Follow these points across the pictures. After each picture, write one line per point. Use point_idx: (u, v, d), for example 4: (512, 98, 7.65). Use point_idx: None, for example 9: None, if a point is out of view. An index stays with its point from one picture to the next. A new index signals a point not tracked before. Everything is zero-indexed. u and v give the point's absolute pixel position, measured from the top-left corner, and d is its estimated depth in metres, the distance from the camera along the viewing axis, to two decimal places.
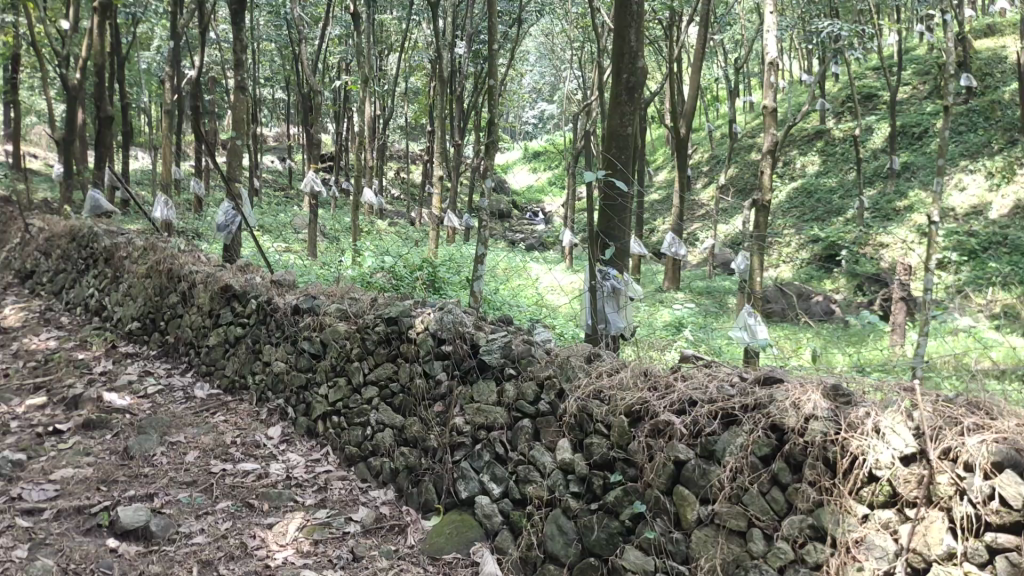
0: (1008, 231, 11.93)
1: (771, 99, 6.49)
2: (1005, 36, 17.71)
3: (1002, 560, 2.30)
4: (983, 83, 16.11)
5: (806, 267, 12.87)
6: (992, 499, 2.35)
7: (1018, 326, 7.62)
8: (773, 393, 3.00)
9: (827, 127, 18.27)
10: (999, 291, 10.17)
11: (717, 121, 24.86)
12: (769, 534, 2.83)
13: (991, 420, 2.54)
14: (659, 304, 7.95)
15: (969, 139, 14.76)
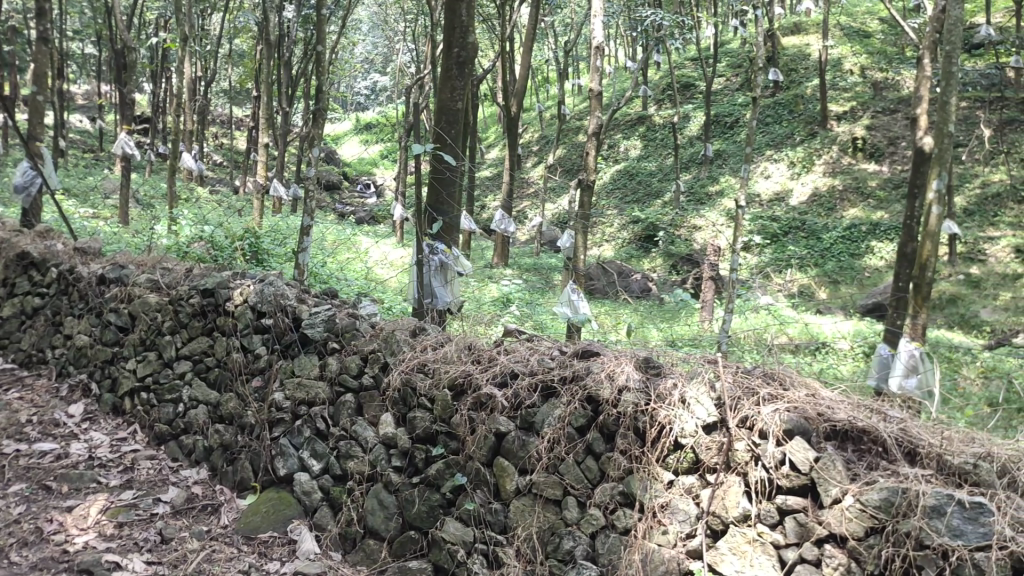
0: (806, 217, 12.92)
1: (597, 82, 6.66)
2: (808, 35, 19.04)
3: (791, 521, 2.51)
4: (788, 78, 17.30)
5: (627, 246, 13.42)
6: (783, 464, 2.56)
7: (811, 305, 8.31)
8: (590, 366, 3.11)
9: (649, 113, 19.05)
10: (796, 272, 11.01)
11: (547, 102, 25.35)
12: (582, 502, 2.94)
13: (782, 391, 2.80)
14: (487, 280, 8.05)
15: (775, 130, 15.84)
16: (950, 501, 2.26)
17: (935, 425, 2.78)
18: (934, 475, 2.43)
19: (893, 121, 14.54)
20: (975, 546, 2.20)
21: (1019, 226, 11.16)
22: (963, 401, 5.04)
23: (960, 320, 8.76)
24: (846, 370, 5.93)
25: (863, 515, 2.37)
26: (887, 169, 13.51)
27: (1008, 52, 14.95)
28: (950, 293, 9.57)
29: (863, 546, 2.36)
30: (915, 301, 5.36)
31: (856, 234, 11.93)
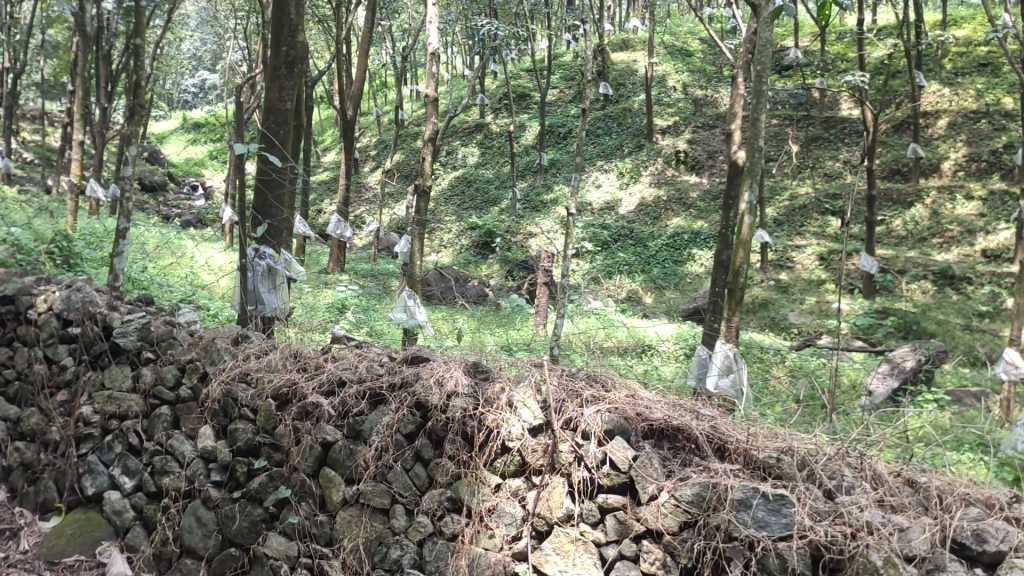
0: (634, 225, 13.41)
1: (433, 87, 6.64)
2: (636, 51, 19.86)
3: (611, 519, 2.59)
4: (618, 92, 17.94)
5: (465, 253, 13.47)
6: (604, 463, 2.64)
7: (640, 309, 8.64)
8: (419, 372, 3.09)
9: (486, 121, 19.23)
10: (625, 278, 11.40)
11: (385, 106, 25.15)
12: (410, 509, 2.91)
13: (604, 393, 2.91)
14: (322, 286, 7.86)
15: (605, 141, 16.39)
16: (755, 494, 2.39)
17: (744, 423, 2.96)
18: (741, 470, 2.57)
19: (712, 136, 15.47)
20: (778, 537, 2.32)
21: (822, 236, 12.09)
22: (774, 400, 5.36)
23: (771, 323, 9.36)
24: (669, 372, 6.18)
25: (677, 510, 2.48)
26: (707, 181, 14.29)
27: (812, 74, 16.19)
28: (763, 298, 10.20)
29: (678, 541, 2.47)
30: (730, 304, 5.59)
31: (679, 243, 12.54)
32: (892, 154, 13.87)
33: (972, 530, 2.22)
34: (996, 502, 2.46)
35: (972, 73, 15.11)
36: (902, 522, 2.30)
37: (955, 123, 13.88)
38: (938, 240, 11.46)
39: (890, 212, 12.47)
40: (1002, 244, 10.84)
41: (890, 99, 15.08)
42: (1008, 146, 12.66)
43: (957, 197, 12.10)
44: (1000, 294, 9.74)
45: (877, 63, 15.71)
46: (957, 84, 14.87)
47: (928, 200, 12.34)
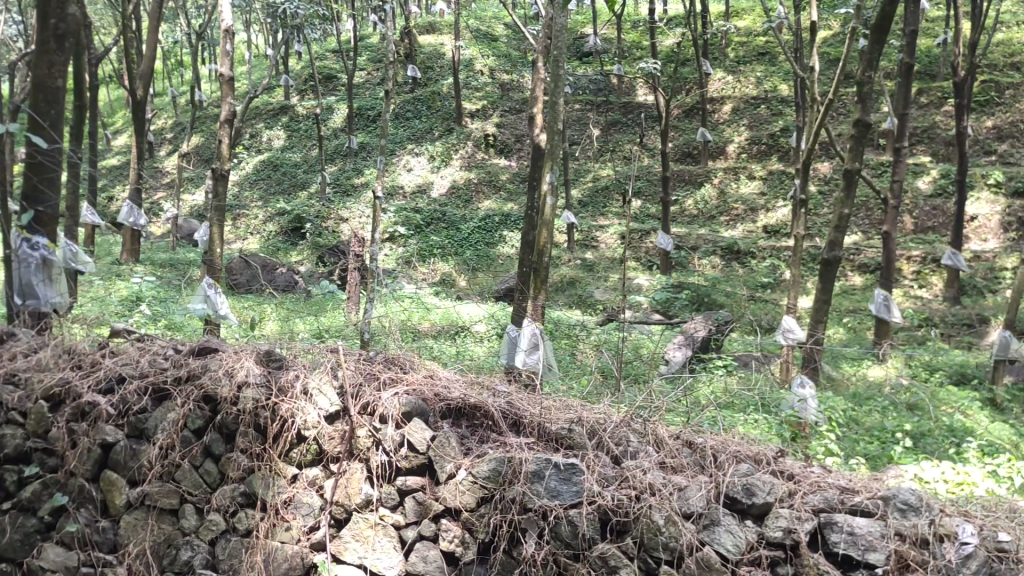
0: (445, 208, 13.43)
1: (228, 66, 6.28)
2: (443, 34, 19.80)
3: (410, 501, 2.59)
4: (426, 75, 17.82)
5: (272, 239, 12.99)
6: (402, 446, 2.64)
7: (453, 294, 8.66)
8: (207, 364, 2.93)
9: (291, 103, 18.53)
10: (438, 262, 11.41)
11: (182, 87, 23.75)
12: (201, 508, 2.78)
13: (401, 375, 2.91)
14: (116, 279, 7.29)
15: (414, 124, 16.18)
16: (548, 465, 2.47)
17: (538, 397, 3.04)
18: (536, 442, 2.65)
19: (518, 121, 15.95)
20: (569, 504, 2.40)
21: (624, 216, 12.67)
22: (580, 374, 5.54)
23: (579, 300, 9.67)
24: (481, 352, 6.26)
25: (474, 487, 2.51)
26: (516, 164, 15.01)
27: (611, 61, 16.82)
28: (570, 276, 10.51)
29: (475, 517, 2.50)
30: (535, 282, 5.64)
31: (490, 225, 12.72)
32: (684, 138, 14.69)
33: (742, 485, 2.38)
34: (764, 457, 2.66)
35: (753, 62, 16.25)
36: (681, 482, 2.44)
37: (738, 108, 14.92)
38: (725, 219, 12.28)
39: (683, 192, 13.23)
40: (780, 221, 11.79)
41: (682, 85, 15.97)
42: (784, 130, 13.78)
43: (741, 177, 13.01)
44: (779, 267, 10.62)
45: (668, 50, 16.57)
46: (740, 72, 15.95)
47: (716, 180, 13.19)
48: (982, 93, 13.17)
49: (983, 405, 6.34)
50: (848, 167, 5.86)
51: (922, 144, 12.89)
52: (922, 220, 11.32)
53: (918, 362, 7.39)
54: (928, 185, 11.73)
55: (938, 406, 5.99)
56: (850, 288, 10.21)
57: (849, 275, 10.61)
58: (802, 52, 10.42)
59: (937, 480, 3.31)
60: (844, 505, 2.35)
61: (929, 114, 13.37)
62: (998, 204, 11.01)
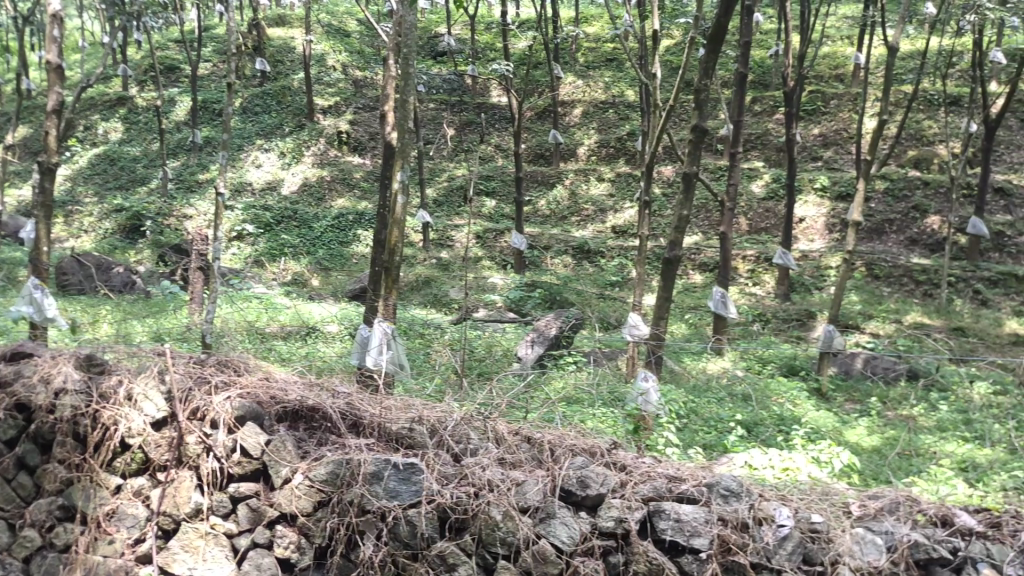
0: (296, 206, 13.07)
1: (55, 53, 5.84)
2: (293, 28, 19.29)
3: (243, 507, 2.50)
4: (275, 69, 17.29)
5: (109, 237, 12.25)
6: (234, 451, 2.55)
7: (303, 295, 8.45)
8: (21, 369, 2.72)
9: (130, 94, 17.54)
10: (289, 261, 11.09)
11: (6, 74, 22.00)
12: (13, 524, 2.59)
13: (235, 378, 2.81)
14: None
15: (263, 119, 15.67)
16: (387, 466, 2.45)
17: (378, 397, 3.01)
18: (374, 444, 2.63)
19: (371, 119, 15.75)
20: (408, 504, 2.40)
21: (478, 216, 12.76)
22: (433, 372, 5.50)
23: (433, 298, 9.63)
24: (332, 353, 6.13)
25: (311, 491, 2.47)
26: (370, 162, 14.77)
27: (464, 61, 16.89)
28: (424, 275, 10.46)
29: (312, 521, 2.46)
30: (386, 283, 5.43)
31: (344, 224, 12.49)
32: (536, 139, 14.91)
33: (576, 477, 2.43)
34: (599, 450, 2.73)
35: (601, 67, 16.73)
36: (519, 477, 2.48)
37: (588, 112, 15.31)
38: (576, 219, 12.58)
39: (536, 192, 13.40)
40: (627, 221, 12.22)
41: (534, 88, 16.25)
42: (631, 134, 14.26)
43: (591, 179, 13.35)
44: (626, 266, 10.99)
45: (520, 53, 16.80)
46: (589, 77, 16.36)
47: (567, 181, 13.46)
48: (810, 102, 14.08)
49: (810, 395, 6.78)
50: (687, 170, 6.11)
51: (756, 149, 13.65)
52: (756, 222, 11.99)
53: (753, 355, 7.82)
54: (762, 188, 12.44)
55: (770, 396, 6.37)
56: (691, 286, 10.67)
57: (690, 273, 11.09)
58: (646, 59, 10.78)
59: (766, 466, 3.49)
60: (672, 493, 2.45)
61: (763, 121, 14.17)
62: (823, 207, 11.82)
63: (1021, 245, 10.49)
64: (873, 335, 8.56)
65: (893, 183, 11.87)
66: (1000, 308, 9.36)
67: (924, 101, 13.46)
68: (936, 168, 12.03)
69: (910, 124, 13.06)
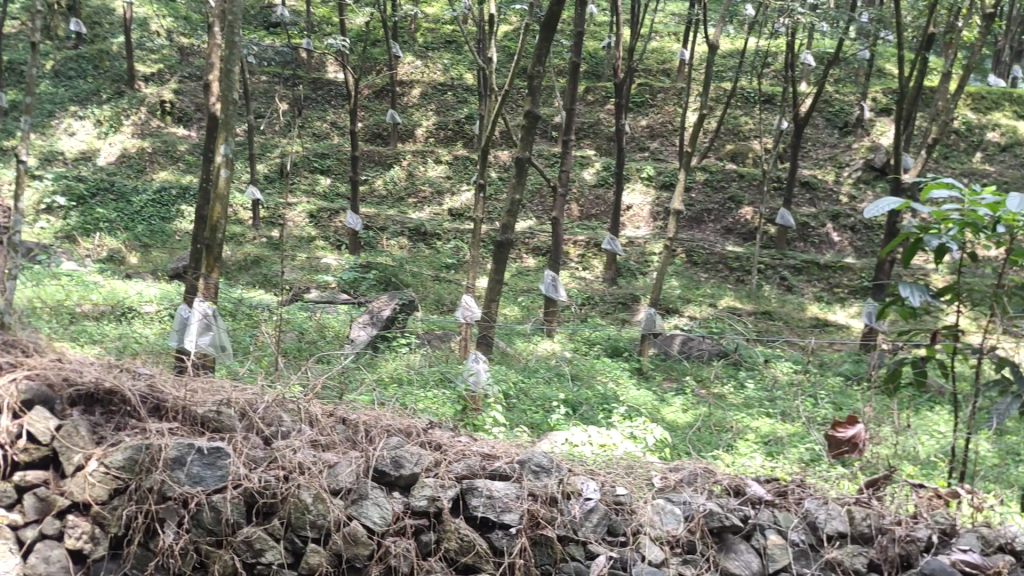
0: (113, 178, 12.23)
1: None
2: None
3: (29, 497, 2.35)
4: (92, 31, 16.07)
5: None
6: (21, 437, 2.38)
7: (121, 273, 7.95)
8: None
9: None
10: (105, 236, 10.37)
11: None
12: None
13: (24, 359, 2.63)
14: None
15: (77, 83, 14.55)
16: (190, 451, 2.35)
17: (184, 378, 2.89)
18: (178, 427, 2.52)
19: (199, 89, 14.96)
20: (213, 489, 2.31)
21: (312, 195, 12.42)
22: (259, 353, 5.28)
23: (262, 278, 9.29)
24: (150, 335, 5.79)
25: (107, 478, 2.34)
26: (196, 135, 14.04)
27: (299, 35, 16.34)
28: (253, 253, 10.06)
29: (107, 510, 2.33)
30: (206, 261, 4.93)
31: (166, 199, 11.82)
32: (373, 118, 14.64)
33: (390, 457, 2.42)
34: (414, 429, 2.73)
35: (440, 49, 16.66)
36: (331, 459, 2.45)
37: (426, 93, 15.21)
38: (413, 200, 12.50)
39: (372, 172, 13.16)
40: (464, 204, 12.32)
41: (371, 66, 15.97)
42: (469, 118, 14.33)
43: (428, 161, 13.30)
44: (461, 248, 11.05)
45: (357, 29, 16.43)
46: (428, 58, 16.24)
47: (404, 162, 13.31)
48: (638, 95, 14.63)
49: (632, 374, 7.08)
50: (521, 155, 6.19)
51: (588, 138, 14.04)
52: (586, 208, 12.35)
53: (581, 337, 8.07)
54: (593, 176, 12.82)
55: (595, 376, 6.61)
56: (524, 269, 10.85)
57: (523, 256, 11.27)
58: (484, 42, 10.79)
59: (584, 443, 3.59)
60: (485, 470, 2.50)
61: (594, 110, 14.58)
62: (648, 196, 12.32)
63: (822, 236, 11.38)
64: (692, 318, 9.02)
65: (712, 175, 12.54)
66: (803, 294, 10.11)
67: (741, 98, 14.30)
68: (751, 163, 12.82)
69: (728, 120, 13.84)
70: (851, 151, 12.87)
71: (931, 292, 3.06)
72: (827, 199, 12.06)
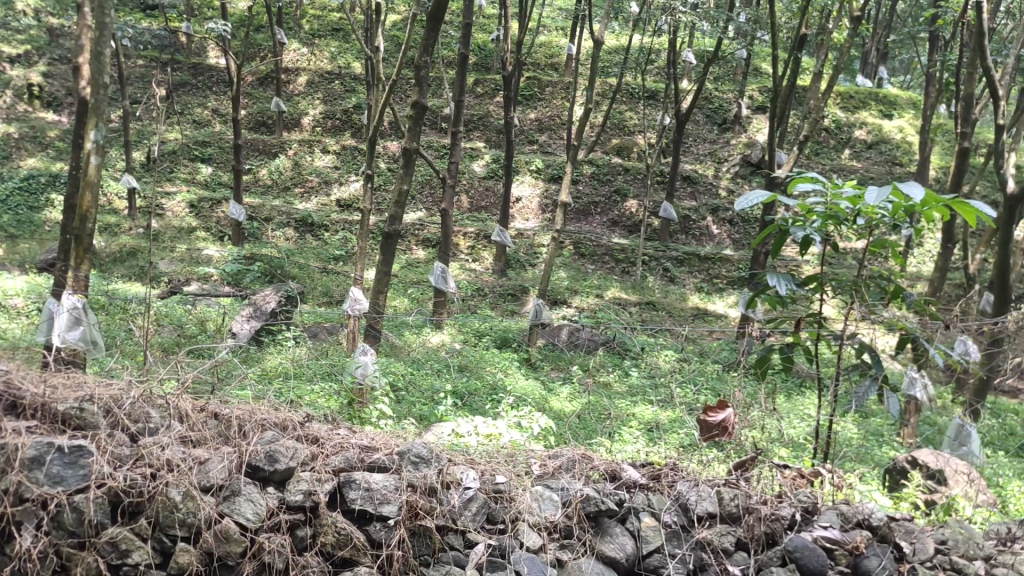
0: None
1: None
2: None
3: None
4: None
5: None
6: None
7: None
8: None
9: None
10: None
11: None
12: None
13: None
14: None
15: None
16: (49, 449, 2.22)
17: (43, 374, 2.74)
18: (38, 425, 2.38)
19: (69, 72, 14.22)
20: (75, 489, 2.20)
21: (193, 184, 11.98)
22: (134, 349, 5.05)
23: (139, 270, 8.90)
24: (16, 330, 5.46)
25: None
26: (67, 120, 13.33)
27: (178, 18, 15.73)
28: (129, 245, 9.63)
29: None
30: (76, 252, 4.60)
31: (34, 186, 11.18)
32: (257, 106, 14.24)
33: (265, 452, 2.37)
34: (290, 423, 2.68)
35: (326, 37, 16.34)
36: (202, 455, 2.37)
37: (313, 82, 14.91)
38: (299, 190, 12.24)
39: (256, 161, 12.77)
40: (352, 195, 12.14)
41: (254, 52, 15.52)
42: (356, 108, 14.12)
43: (315, 150, 13.03)
44: (349, 239, 10.89)
45: (240, 14, 15.94)
46: (314, 45, 15.91)
47: (290, 151, 13.01)
48: (527, 88, 14.74)
49: (520, 365, 7.14)
50: (408, 146, 6.13)
51: (477, 130, 14.05)
52: (476, 200, 12.37)
53: (471, 329, 8.09)
54: (482, 168, 12.85)
55: (484, 366, 6.65)
56: (414, 260, 10.77)
57: (413, 248, 11.20)
58: (372, 30, 10.62)
59: (470, 433, 3.60)
60: (364, 463, 2.49)
61: (484, 103, 14.61)
62: (537, 188, 12.45)
63: (703, 229, 11.76)
64: (579, 308, 9.16)
65: (598, 168, 12.77)
66: (684, 285, 10.43)
67: (626, 93, 14.60)
68: (635, 157, 13.12)
69: (613, 114, 14.11)
70: (729, 146, 13.35)
71: (796, 282, 3.20)
72: (707, 193, 12.48)
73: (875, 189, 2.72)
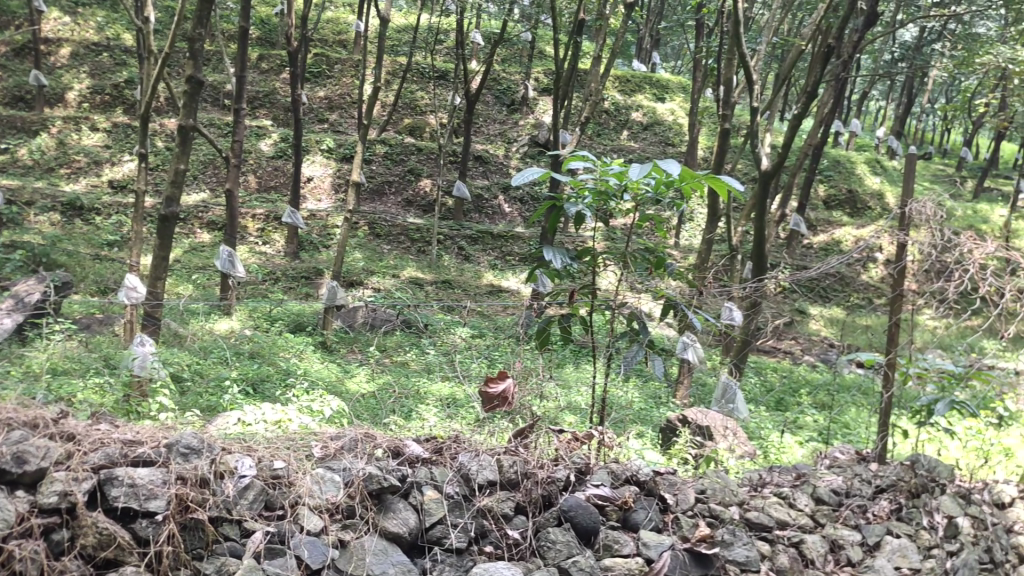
0: None
1: None
2: None
3: None
4: None
5: None
6: None
7: None
8: None
9: None
10: None
11: None
12: None
13: None
14: None
15: None
16: None
17: None
18: None
19: None
20: None
21: None
22: None
23: None
24: None
25: None
26: None
27: None
28: None
29: None
30: None
31: None
32: (13, 79, 12.92)
33: (11, 454, 2.21)
34: (42, 422, 2.47)
35: (92, 5, 15.08)
36: None
37: (77, 54, 13.74)
38: (66, 171, 11.27)
39: (13, 139, 11.60)
40: (127, 176, 11.34)
41: (7, 21, 14.07)
42: (129, 82, 13.17)
43: (83, 128, 12.04)
44: (125, 224, 10.19)
45: None
46: (78, 14, 14.64)
47: (53, 129, 11.94)
48: (314, 65, 14.36)
49: (316, 348, 7.02)
50: (185, 125, 5.80)
51: (263, 108, 13.53)
52: (264, 180, 11.93)
53: (263, 314, 7.82)
54: (270, 147, 12.40)
55: (277, 351, 6.47)
56: (199, 244, 10.23)
57: (197, 231, 10.64)
58: None
59: (257, 421, 3.49)
60: (127, 458, 2.36)
61: (269, 80, 14.07)
62: (329, 168, 12.20)
63: (494, 208, 12.01)
64: (375, 289, 9.07)
65: (390, 148, 12.66)
66: (479, 262, 10.62)
67: (416, 73, 14.57)
68: (427, 136, 13.15)
69: (404, 94, 14.05)
70: (518, 127, 13.71)
71: (570, 255, 3.34)
72: (498, 172, 12.72)
73: (638, 165, 2.86)
